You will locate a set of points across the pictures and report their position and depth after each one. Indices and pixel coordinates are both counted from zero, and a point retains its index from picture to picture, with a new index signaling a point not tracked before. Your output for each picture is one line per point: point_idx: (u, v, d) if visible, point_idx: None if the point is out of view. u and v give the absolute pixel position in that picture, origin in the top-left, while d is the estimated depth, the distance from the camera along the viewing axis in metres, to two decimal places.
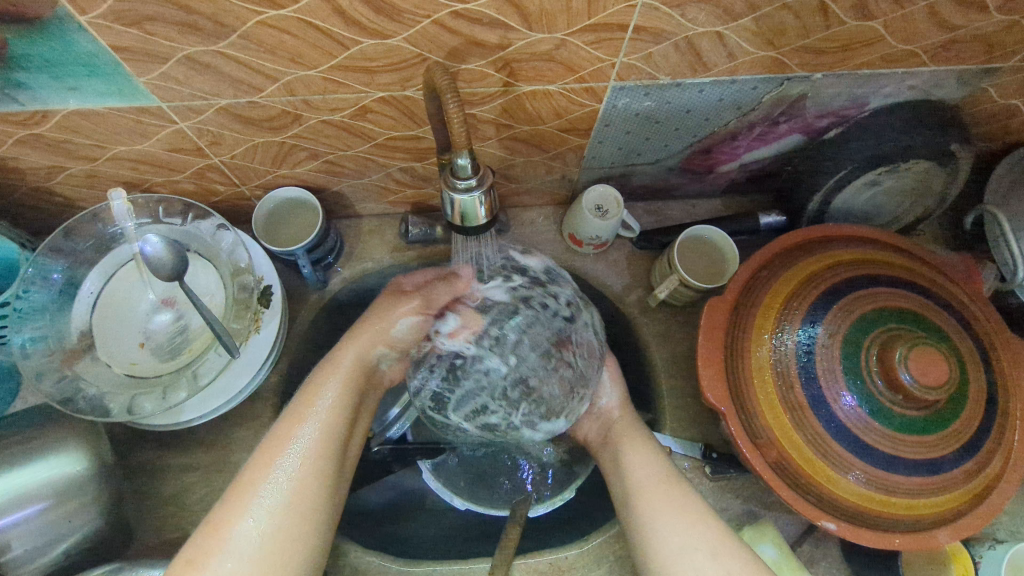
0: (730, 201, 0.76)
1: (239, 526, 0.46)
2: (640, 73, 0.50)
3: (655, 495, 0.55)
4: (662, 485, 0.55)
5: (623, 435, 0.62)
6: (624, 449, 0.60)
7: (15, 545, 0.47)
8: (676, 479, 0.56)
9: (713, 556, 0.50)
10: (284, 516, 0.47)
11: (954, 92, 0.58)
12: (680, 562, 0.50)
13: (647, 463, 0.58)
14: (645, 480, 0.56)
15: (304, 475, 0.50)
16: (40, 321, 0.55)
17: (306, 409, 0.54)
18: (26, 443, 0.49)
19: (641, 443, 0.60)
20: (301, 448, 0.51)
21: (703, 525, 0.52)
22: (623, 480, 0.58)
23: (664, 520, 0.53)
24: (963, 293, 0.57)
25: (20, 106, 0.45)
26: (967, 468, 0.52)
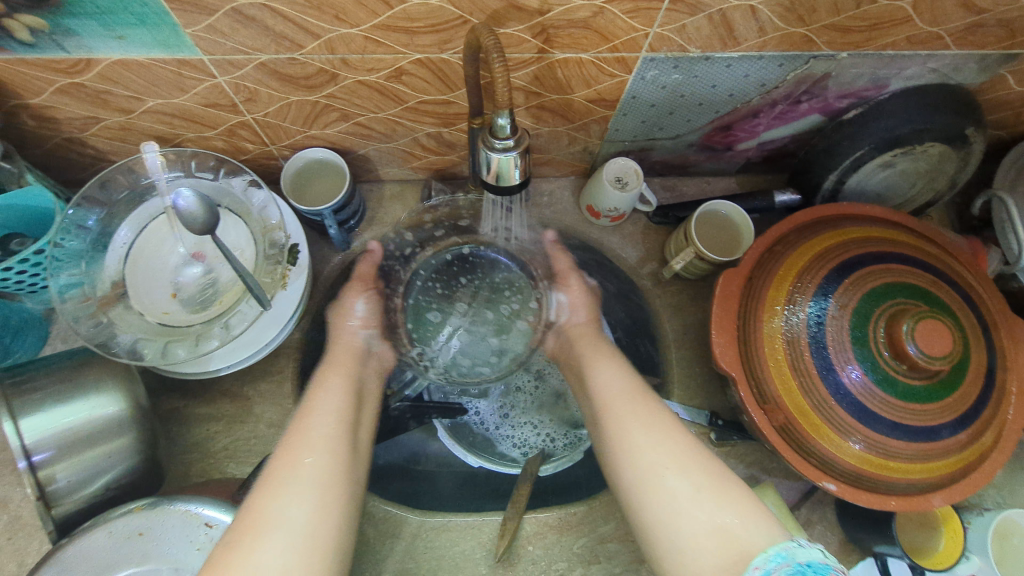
0: (744, 179, 0.77)
1: (277, 518, 0.44)
2: (672, 45, 0.51)
3: (621, 412, 0.56)
4: (628, 402, 0.57)
5: (585, 351, 0.65)
6: (587, 365, 0.63)
7: (58, 475, 0.49)
8: (643, 394, 0.58)
9: (681, 467, 0.50)
10: (320, 502, 0.47)
11: (972, 77, 0.59)
12: (648, 476, 0.50)
13: (612, 379, 0.60)
14: (609, 397, 0.58)
15: (336, 438, 0.52)
16: (75, 268, 0.57)
17: (316, 400, 0.55)
18: (66, 381, 0.52)
19: (604, 358, 0.63)
20: (320, 441, 0.51)
21: (670, 439, 0.52)
22: (591, 400, 0.60)
23: (632, 436, 0.54)
24: (967, 273, 0.60)
25: (66, 54, 0.46)
26: (964, 436, 0.54)
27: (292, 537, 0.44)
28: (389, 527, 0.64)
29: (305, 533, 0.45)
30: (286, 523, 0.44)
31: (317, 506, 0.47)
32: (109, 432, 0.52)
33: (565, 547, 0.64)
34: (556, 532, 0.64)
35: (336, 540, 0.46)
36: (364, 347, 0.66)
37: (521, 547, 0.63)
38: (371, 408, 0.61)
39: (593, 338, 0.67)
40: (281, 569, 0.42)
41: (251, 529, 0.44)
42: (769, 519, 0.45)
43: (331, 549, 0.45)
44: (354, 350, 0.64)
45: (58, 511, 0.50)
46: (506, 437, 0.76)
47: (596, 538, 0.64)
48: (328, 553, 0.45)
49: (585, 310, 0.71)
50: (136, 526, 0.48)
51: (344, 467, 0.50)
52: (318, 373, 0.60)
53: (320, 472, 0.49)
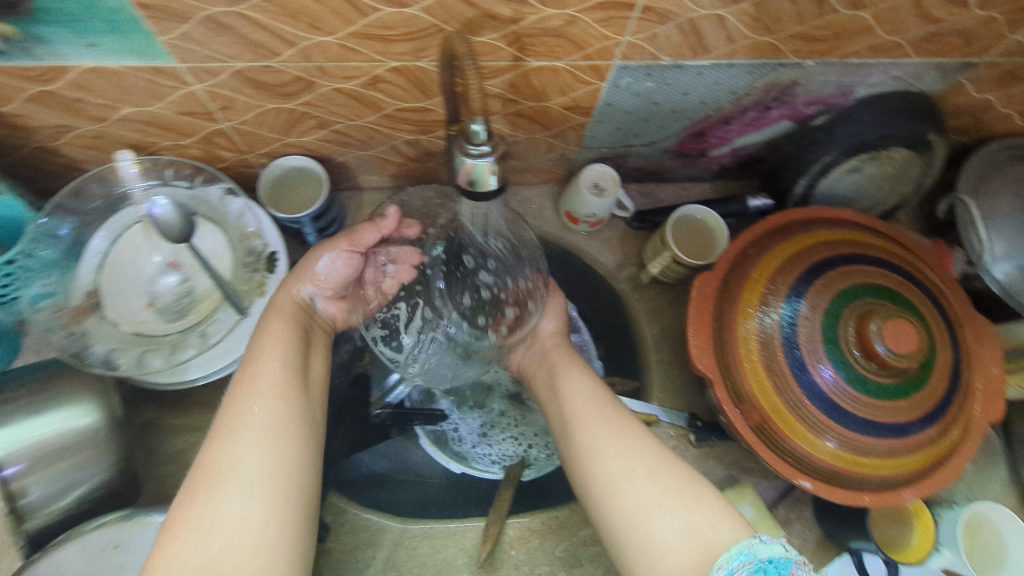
0: (719, 185, 0.79)
1: (232, 468, 0.43)
2: (644, 53, 0.52)
3: (589, 421, 0.57)
4: (596, 411, 0.57)
5: (559, 361, 0.66)
6: (559, 375, 0.64)
7: (31, 489, 0.49)
8: (608, 404, 0.58)
9: (648, 475, 0.50)
10: (272, 445, 0.45)
11: (933, 84, 0.62)
12: (616, 480, 0.51)
13: (582, 389, 0.60)
14: (580, 406, 0.59)
15: (279, 407, 0.47)
16: (47, 279, 0.56)
17: (258, 354, 0.51)
18: (39, 396, 0.51)
19: (576, 372, 0.63)
20: (264, 389, 0.48)
21: (638, 447, 0.53)
22: (559, 411, 0.61)
23: (597, 443, 0.54)
24: (933, 274, 0.62)
25: (36, 61, 0.46)
26: (932, 432, 0.56)
27: (252, 488, 0.42)
28: (371, 535, 0.63)
29: (264, 478, 0.43)
30: (241, 472, 0.43)
31: (256, 480, 0.43)
32: (83, 443, 0.51)
33: (547, 551, 0.64)
34: (538, 536, 0.65)
35: (297, 487, 0.45)
36: (308, 305, 0.60)
37: (503, 552, 0.64)
38: (319, 357, 0.57)
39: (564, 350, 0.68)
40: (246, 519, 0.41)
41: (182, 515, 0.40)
42: (738, 519, 0.46)
43: (293, 496, 0.44)
44: (297, 308, 0.58)
45: (31, 525, 0.49)
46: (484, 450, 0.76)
47: (578, 542, 0.65)
48: (287, 498, 0.44)
49: (558, 318, 0.72)
50: (111, 539, 0.47)
51: (288, 437, 0.46)
52: (258, 320, 0.55)
53: (269, 416, 0.46)
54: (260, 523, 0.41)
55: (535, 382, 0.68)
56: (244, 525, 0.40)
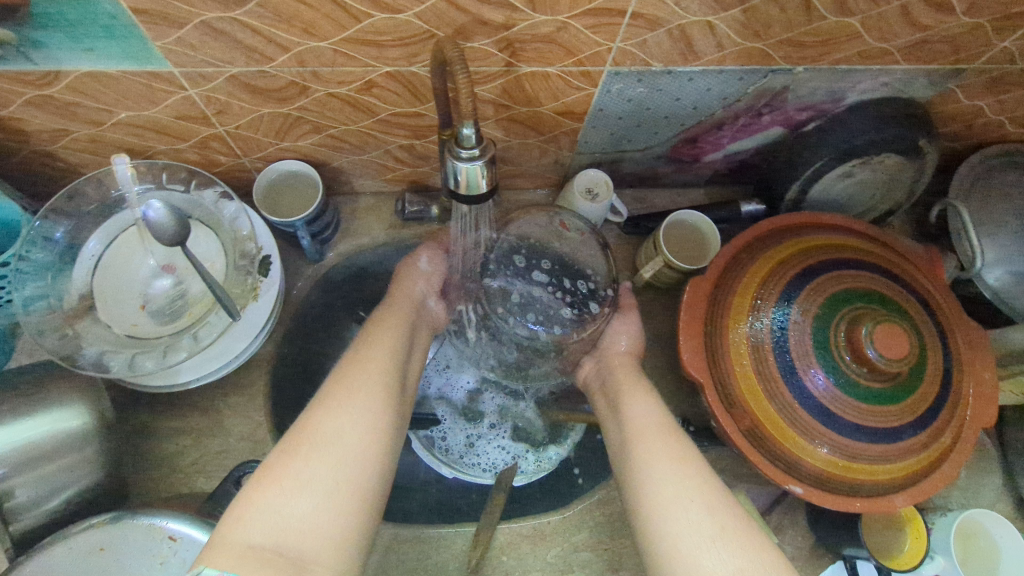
0: (713, 191, 0.79)
1: (332, 437, 0.48)
2: (635, 59, 0.53)
3: (653, 442, 0.55)
4: (661, 434, 0.56)
5: (623, 382, 0.63)
6: (623, 396, 0.62)
7: (18, 492, 0.48)
8: (675, 432, 0.57)
9: (707, 509, 0.50)
10: (368, 427, 0.50)
11: (923, 91, 0.62)
12: (672, 502, 0.50)
13: (645, 410, 0.59)
14: (642, 426, 0.57)
15: (377, 393, 0.53)
16: (40, 281, 0.56)
17: (371, 346, 0.58)
18: (26, 400, 0.51)
19: (642, 394, 0.61)
20: (372, 375, 0.54)
21: (698, 480, 0.52)
22: (620, 427, 0.59)
23: (658, 464, 0.53)
24: (924, 279, 0.62)
25: (34, 65, 0.46)
26: (923, 437, 0.56)
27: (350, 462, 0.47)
28: None
29: (355, 451, 0.48)
30: (341, 444, 0.48)
31: (348, 450, 0.48)
32: (72, 447, 0.51)
33: (539, 556, 0.64)
34: (530, 542, 0.64)
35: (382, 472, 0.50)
36: (421, 300, 0.68)
37: (495, 557, 0.64)
38: (420, 350, 0.65)
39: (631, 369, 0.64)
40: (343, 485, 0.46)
41: (277, 463, 0.46)
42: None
43: (375, 479, 0.48)
44: (410, 300, 0.67)
45: (16, 528, 0.49)
46: (473, 458, 0.75)
47: (570, 547, 0.64)
48: (373, 473, 0.48)
49: (631, 342, 0.68)
50: (97, 541, 0.47)
51: (386, 420, 0.52)
52: (367, 328, 0.61)
53: (375, 397, 0.53)
54: (347, 490, 0.46)
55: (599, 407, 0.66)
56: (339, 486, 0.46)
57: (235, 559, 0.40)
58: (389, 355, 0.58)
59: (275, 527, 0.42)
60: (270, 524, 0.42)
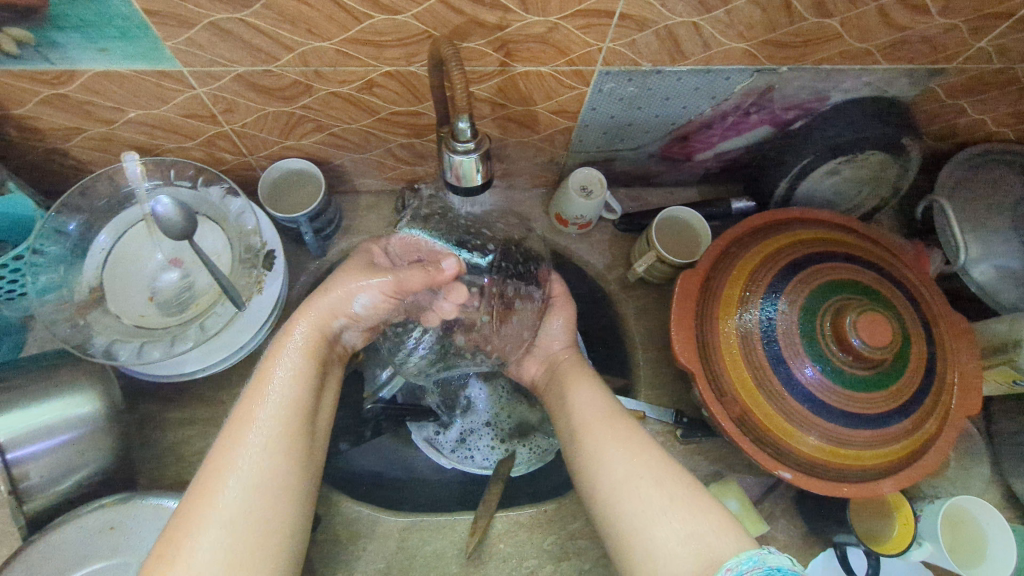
0: (705, 189, 0.81)
1: (238, 465, 0.47)
2: (624, 59, 0.55)
3: (599, 430, 0.58)
4: (605, 421, 0.58)
5: (568, 373, 0.67)
6: (567, 386, 0.65)
7: (30, 472, 0.50)
8: (618, 415, 0.59)
9: (656, 483, 0.52)
10: (274, 462, 0.49)
11: (905, 90, 0.64)
12: (621, 487, 0.53)
13: (593, 403, 0.61)
14: (590, 417, 0.60)
15: (281, 422, 0.50)
16: (53, 273, 0.58)
17: (273, 369, 0.54)
18: (39, 383, 0.52)
19: (585, 380, 0.65)
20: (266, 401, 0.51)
21: (646, 456, 0.54)
22: (569, 417, 0.62)
23: (607, 453, 0.55)
24: (909, 272, 0.64)
25: (51, 65, 0.49)
26: (909, 424, 0.57)
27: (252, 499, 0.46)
28: (364, 528, 0.65)
29: (260, 487, 0.47)
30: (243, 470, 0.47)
31: (254, 490, 0.46)
32: (83, 430, 0.53)
33: (535, 544, 0.65)
34: (527, 530, 0.66)
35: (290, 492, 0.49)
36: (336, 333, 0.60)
37: (492, 545, 0.65)
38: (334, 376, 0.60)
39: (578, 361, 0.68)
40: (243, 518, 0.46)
41: (184, 518, 0.44)
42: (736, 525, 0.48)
43: (289, 501, 0.48)
44: (322, 336, 0.58)
45: (29, 506, 0.51)
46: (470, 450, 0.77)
47: (566, 535, 0.66)
48: (286, 501, 0.48)
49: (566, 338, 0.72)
50: (107, 520, 0.49)
51: (295, 449, 0.50)
52: (283, 324, 0.58)
53: (273, 431, 0.49)
54: (253, 534, 0.45)
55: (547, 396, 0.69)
56: (239, 517, 0.45)
57: None
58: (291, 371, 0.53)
59: None
60: None
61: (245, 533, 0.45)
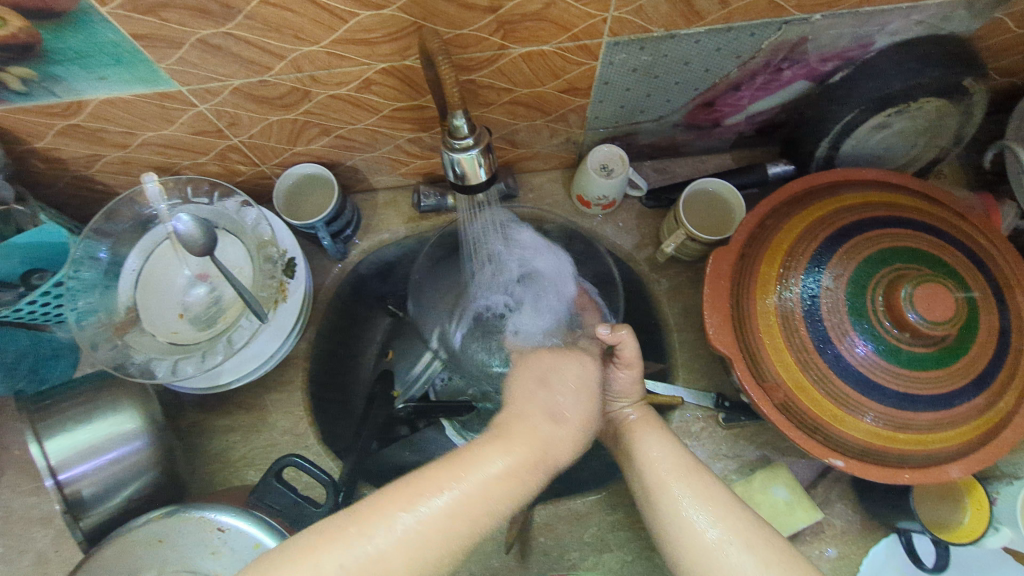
0: (740, 155, 0.76)
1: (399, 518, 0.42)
2: (633, 27, 0.50)
3: (676, 486, 0.53)
4: (682, 478, 0.53)
5: (636, 422, 0.60)
6: (634, 440, 0.58)
7: (85, 488, 0.53)
8: (697, 470, 0.54)
9: (749, 547, 0.48)
10: (499, 491, 0.46)
11: (964, 24, 0.56)
12: (711, 554, 0.48)
13: (662, 451, 0.56)
14: (661, 474, 0.54)
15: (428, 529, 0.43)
16: (90, 297, 0.61)
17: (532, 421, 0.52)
18: (84, 405, 0.55)
19: (656, 431, 0.59)
20: (486, 473, 0.46)
21: (733, 517, 0.50)
22: (640, 474, 0.56)
23: (688, 509, 0.51)
24: (977, 232, 0.57)
25: (57, 99, 0.49)
26: (979, 403, 0.52)
27: (376, 545, 0.41)
28: None
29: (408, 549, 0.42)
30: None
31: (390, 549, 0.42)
32: (128, 446, 0.56)
33: (575, 537, 0.65)
34: (566, 522, 0.65)
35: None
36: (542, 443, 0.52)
37: (532, 539, 0.65)
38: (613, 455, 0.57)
39: (643, 416, 0.61)
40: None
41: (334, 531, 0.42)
42: None
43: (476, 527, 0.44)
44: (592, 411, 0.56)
45: (87, 522, 0.54)
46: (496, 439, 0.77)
47: (607, 527, 0.65)
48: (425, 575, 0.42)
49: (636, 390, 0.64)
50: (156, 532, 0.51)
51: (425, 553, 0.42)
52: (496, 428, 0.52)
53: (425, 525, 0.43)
54: None
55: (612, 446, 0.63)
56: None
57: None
58: (522, 463, 0.48)
59: None
60: None
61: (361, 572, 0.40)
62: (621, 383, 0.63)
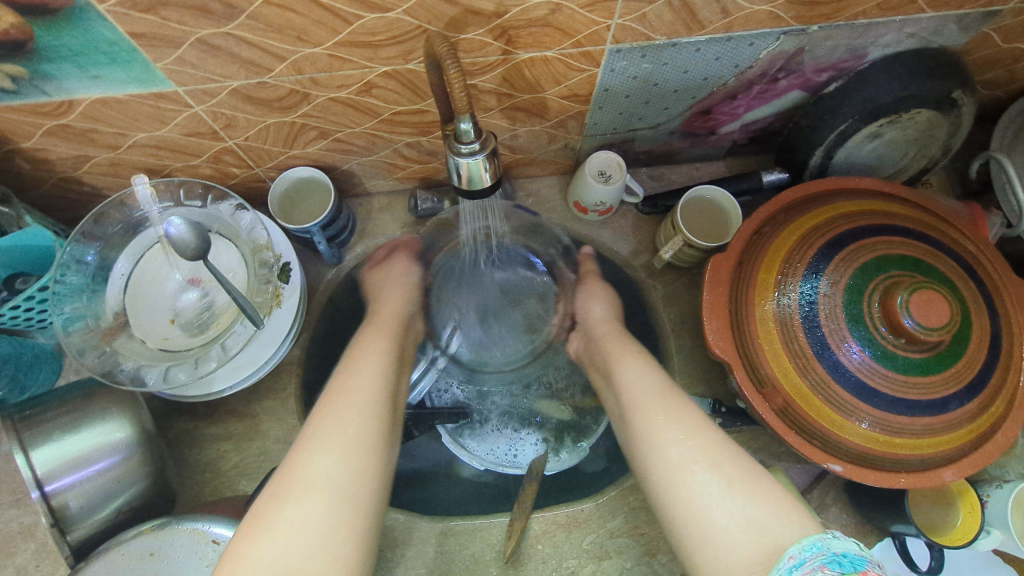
0: (733, 162, 0.77)
1: (323, 463, 0.47)
2: (635, 34, 0.51)
3: (651, 407, 0.55)
4: (655, 399, 0.55)
5: (612, 351, 0.63)
6: (615, 365, 0.62)
7: (72, 501, 0.51)
8: (672, 393, 0.56)
9: (712, 464, 0.48)
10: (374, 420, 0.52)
11: (954, 38, 0.58)
12: (678, 470, 0.49)
13: (643, 377, 0.58)
14: (639, 394, 0.57)
15: (353, 459, 0.48)
16: (77, 302, 0.59)
17: (369, 345, 0.60)
18: (69, 414, 0.54)
19: (632, 357, 0.61)
20: (360, 409, 0.52)
21: (700, 435, 0.51)
22: (620, 400, 0.58)
23: (662, 430, 0.52)
24: (967, 240, 0.58)
25: (48, 97, 0.48)
26: (972, 408, 0.53)
27: (317, 506, 0.44)
28: (401, 534, 0.65)
29: (352, 476, 0.47)
30: (321, 481, 0.46)
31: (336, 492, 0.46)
32: (117, 457, 0.54)
33: (574, 544, 0.64)
34: (565, 530, 0.65)
35: (328, 543, 0.43)
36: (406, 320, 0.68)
37: (531, 546, 0.64)
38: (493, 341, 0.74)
39: (622, 342, 0.64)
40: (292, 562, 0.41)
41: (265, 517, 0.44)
42: (802, 511, 0.44)
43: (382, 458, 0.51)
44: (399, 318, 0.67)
45: (73, 536, 0.52)
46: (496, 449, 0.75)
47: (605, 533, 0.65)
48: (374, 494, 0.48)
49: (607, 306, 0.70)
50: (147, 546, 0.49)
51: (359, 486, 0.47)
52: (361, 339, 0.62)
53: (351, 462, 0.48)
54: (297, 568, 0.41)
55: (593, 374, 0.67)
56: (325, 524, 0.44)
57: None
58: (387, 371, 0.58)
59: None
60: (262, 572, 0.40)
61: (320, 525, 0.44)
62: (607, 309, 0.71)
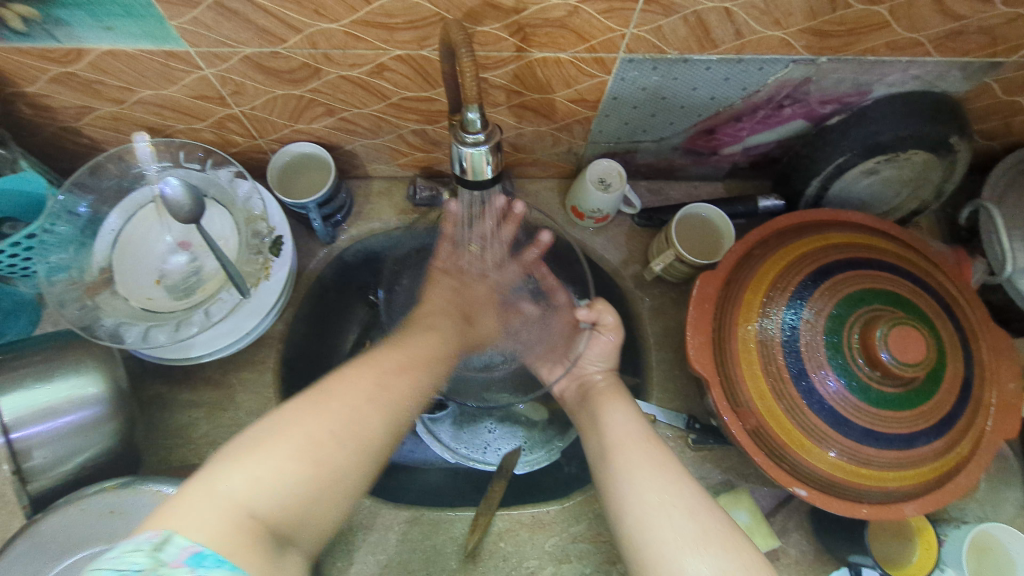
0: (732, 185, 0.78)
1: (257, 459, 0.40)
2: (649, 45, 0.51)
3: (633, 448, 0.56)
4: (641, 444, 0.56)
5: (604, 393, 0.64)
6: (602, 407, 0.62)
7: (37, 454, 0.52)
8: (654, 440, 0.57)
9: (688, 512, 0.50)
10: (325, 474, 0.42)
11: (957, 85, 0.59)
12: (656, 511, 0.50)
13: (627, 422, 0.59)
14: (623, 438, 0.58)
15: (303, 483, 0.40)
16: (63, 253, 0.59)
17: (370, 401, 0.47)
18: (27, 369, 0.53)
19: (622, 402, 0.62)
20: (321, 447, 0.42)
21: (680, 482, 0.53)
22: (602, 439, 0.59)
23: (641, 472, 0.54)
24: (950, 284, 0.59)
25: (57, 42, 0.47)
26: (937, 446, 0.54)
27: (266, 489, 0.39)
28: (365, 518, 0.65)
29: (258, 495, 0.39)
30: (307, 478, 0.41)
31: (256, 496, 0.38)
32: (87, 411, 0.54)
33: (537, 544, 0.64)
34: (528, 530, 0.65)
35: (282, 506, 0.40)
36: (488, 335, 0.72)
37: (493, 542, 0.64)
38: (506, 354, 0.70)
39: (612, 384, 0.65)
40: (230, 487, 0.38)
41: (246, 448, 0.41)
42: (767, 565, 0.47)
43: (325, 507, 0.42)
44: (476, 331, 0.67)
45: (32, 487, 0.52)
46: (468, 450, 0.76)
47: (568, 537, 0.65)
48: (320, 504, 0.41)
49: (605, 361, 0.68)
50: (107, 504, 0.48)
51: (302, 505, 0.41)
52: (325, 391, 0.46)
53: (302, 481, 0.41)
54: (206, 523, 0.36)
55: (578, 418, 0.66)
56: (291, 475, 0.40)
57: (211, 506, 0.37)
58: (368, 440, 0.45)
59: (257, 482, 0.39)
60: (247, 479, 0.39)
61: (234, 513, 0.37)
62: (596, 352, 0.68)
